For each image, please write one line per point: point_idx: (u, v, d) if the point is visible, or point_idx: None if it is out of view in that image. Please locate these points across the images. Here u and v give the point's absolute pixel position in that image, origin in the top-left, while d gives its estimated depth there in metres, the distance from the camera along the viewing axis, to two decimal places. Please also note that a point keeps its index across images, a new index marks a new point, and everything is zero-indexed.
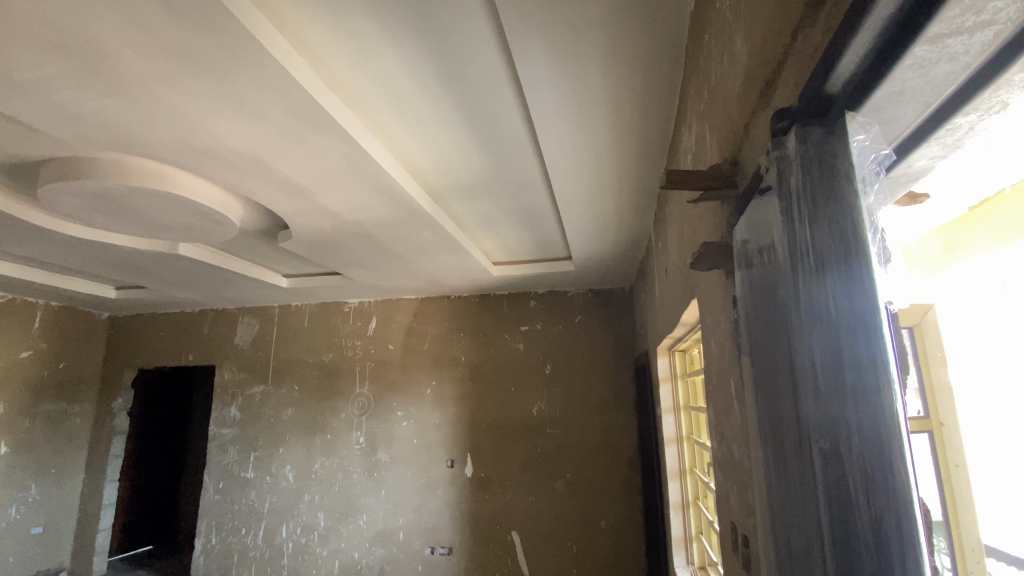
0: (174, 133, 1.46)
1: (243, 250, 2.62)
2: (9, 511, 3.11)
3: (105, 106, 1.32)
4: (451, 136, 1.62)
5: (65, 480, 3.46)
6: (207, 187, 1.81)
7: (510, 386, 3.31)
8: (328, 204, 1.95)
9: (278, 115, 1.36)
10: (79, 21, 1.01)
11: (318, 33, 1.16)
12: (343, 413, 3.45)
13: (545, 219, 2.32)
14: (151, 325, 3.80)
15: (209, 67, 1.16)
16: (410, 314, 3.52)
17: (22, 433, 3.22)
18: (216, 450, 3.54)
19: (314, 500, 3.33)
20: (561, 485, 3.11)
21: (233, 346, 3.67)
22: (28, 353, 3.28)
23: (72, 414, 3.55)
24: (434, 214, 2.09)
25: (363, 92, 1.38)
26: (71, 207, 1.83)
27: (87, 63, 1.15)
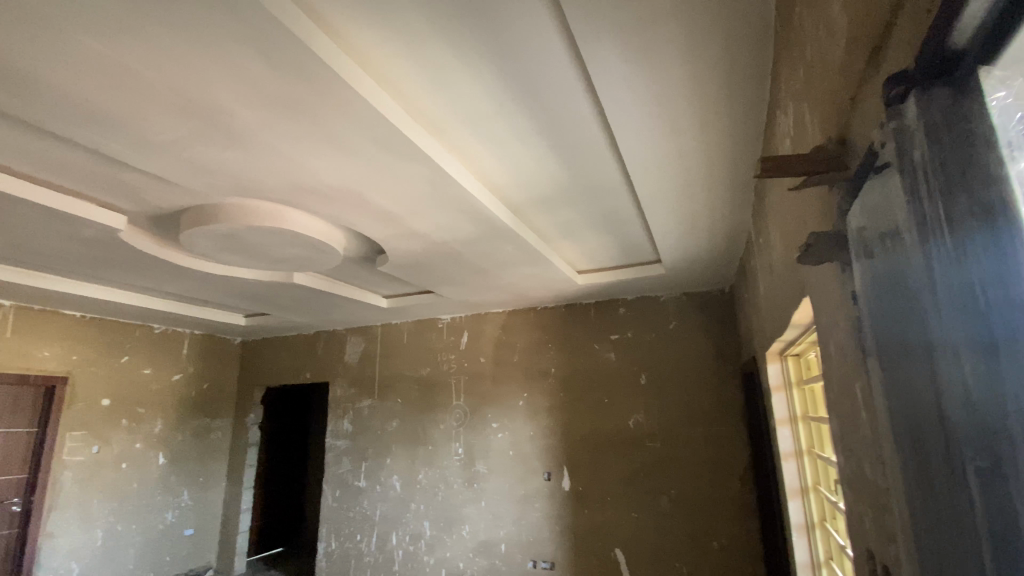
0: (282, 174, 1.63)
1: (345, 275, 2.84)
2: (166, 515, 3.61)
3: (226, 157, 1.51)
4: (527, 150, 1.63)
5: (210, 487, 3.96)
6: (312, 220, 1.99)
7: (603, 398, 3.22)
8: (417, 227, 2.05)
9: (367, 148, 1.46)
10: (199, 84, 1.17)
11: (398, 67, 1.23)
12: (442, 425, 3.58)
13: (630, 222, 2.24)
14: (275, 347, 4.24)
15: (305, 110, 1.28)
16: (499, 327, 3.58)
17: (176, 445, 3.74)
18: (332, 460, 3.84)
19: (419, 509, 3.48)
20: (665, 501, 2.96)
21: (342, 363, 3.98)
22: (179, 375, 3.82)
23: (214, 427, 4.06)
24: (516, 227, 2.11)
25: (441, 116, 1.43)
26: (206, 248, 2.12)
27: (209, 121, 1.32)
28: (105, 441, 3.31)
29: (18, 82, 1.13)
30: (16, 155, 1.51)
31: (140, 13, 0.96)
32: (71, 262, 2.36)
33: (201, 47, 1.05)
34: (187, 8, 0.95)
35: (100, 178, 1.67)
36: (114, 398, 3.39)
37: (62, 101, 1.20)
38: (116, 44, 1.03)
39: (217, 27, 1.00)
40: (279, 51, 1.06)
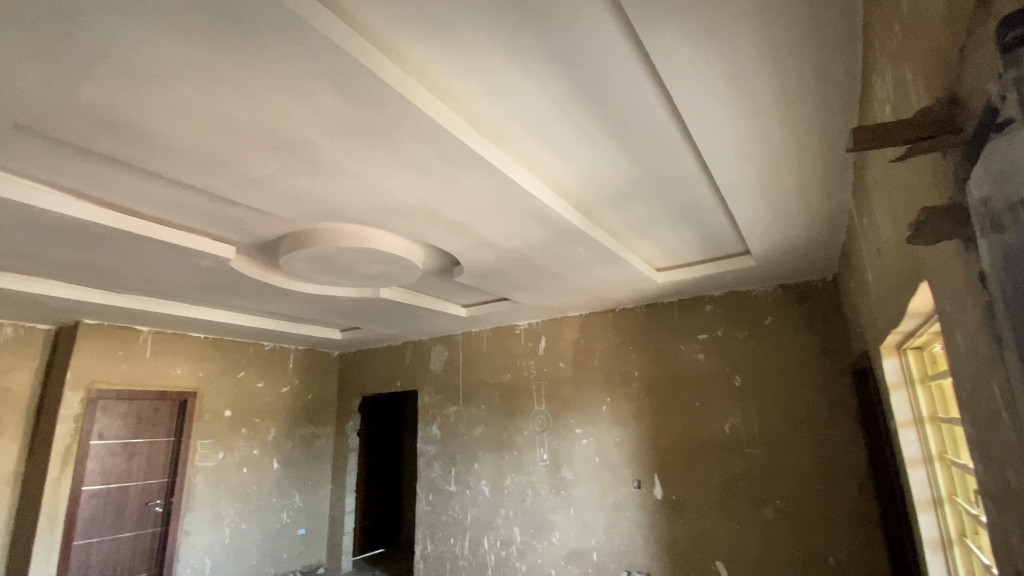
0: (362, 197, 1.74)
1: (426, 287, 2.96)
2: (282, 515, 3.97)
3: (313, 186, 1.64)
4: (593, 149, 1.60)
5: (318, 490, 4.30)
6: (392, 238, 2.10)
7: (694, 402, 3.05)
8: (489, 237, 2.09)
9: (437, 165, 1.52)
10: (283, 121, 1.28)
11: (461, 83, 1.27)
12: (526, 431, 3.59)
13: (710, 213, 2.11)
14: (367, 359, 4.51)
15: (377, 135, 1.35)
16: (578, 331, 3.53)
17: (288, 451, 4.11)
18: (424, 465, 4.00)
19: (509, 515, 3.51)
20: (770, 512, 2.73)
21: (428, 372, 4.15)
22: (287, 387, 4.19)
23: (319, 434, 4.40)
24: (588, 228, 2.08)
25: (506, 125, 1.45)
26: (302, 270, 2.31)
27: (296, 155, 1.44)
28: (228, 448, 3.71)
29: (141, 136, 1.31)
30: (145, 200, 1.75)
31: (230, 63, 1.07)
32: (193, 290, 2.69)
33: (282, 86, 1.15)
34: (269, 53, 1.04)
35: (210, 214, 1.88)
36: (235, 409, 3.80)
37: (178, 149, 1.38)
38: (213, 93, 1.16)
39: (295, 67, 1.09)
40: (352, 83, 1.14)
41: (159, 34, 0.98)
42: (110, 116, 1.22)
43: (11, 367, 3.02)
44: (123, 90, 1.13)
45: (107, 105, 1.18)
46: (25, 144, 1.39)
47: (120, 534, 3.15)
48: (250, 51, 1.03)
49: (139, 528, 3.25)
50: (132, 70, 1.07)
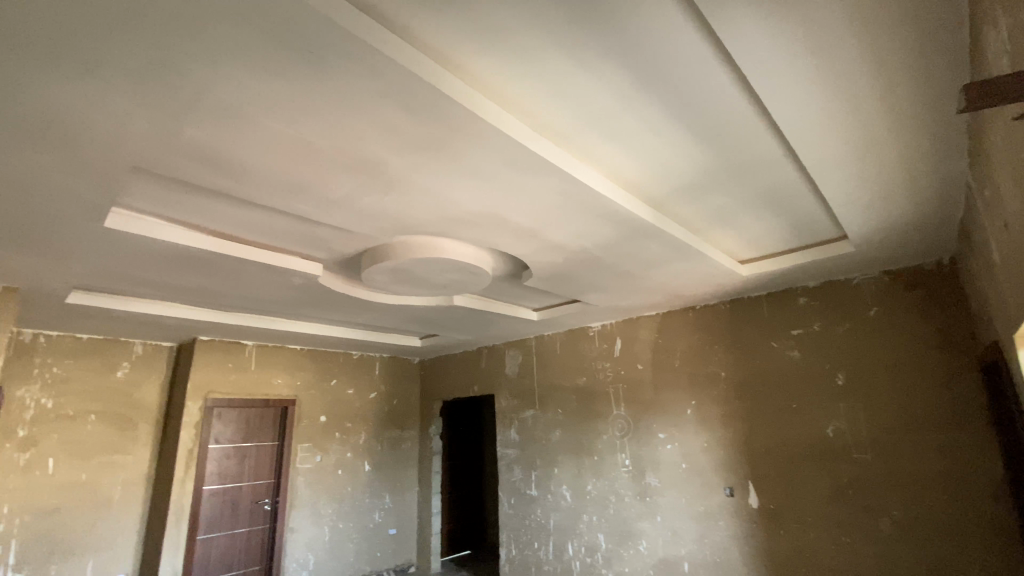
0: (431, 209, 1.79)
1: (497, 293, 3.01)
2: (374, 516, 4.20)
3: (385, 202, 1.72)
4: (660, 140, 1.53)
5: (406, 491, 4.49)
6: (461, 246, 2.15)
7: (790, 403, 2.81)
8: (555, 238, 2.07)
9: (501, 172, 1.53)
10: (355, 142, 1.35)
11: (519, 88, 1.27)
12: (605, 435, 3.51)
13: (796, 198, 1.94)
14: (446, 365, 4.66)
15: (441, 147, 1.39)
16: (656, 331, 3.40)
17: (377, 455, 4.34)
18: (505, 469, 4.04)
19: (592, 521, 3.44)
20: (886, 524, 2.45)
21: (504, 376, 4.19)
22: (374, 394, 4.43)
23: (405, 439, 4.60)
24: (659, 223, 1.99)
25: (567, 124, 1.43)
26: (381, 282, 2.43)
27: (369, 173, 1.52)
28: (325, 451, 3.99)
29: (233, 167, 1.45)
30: (241, 226, 1.94)
31: (303, 91, 1.15)
32: (287, 306, 2.93)
33: (350, 109, 1.21)
34: (338, 80, 1.11)
35: (298, 235, 2.04)
36: (329, 415, 4.08)
37: (266, 177, 1.51)
38: (293, 122, 1.26)
39: (361, 89, 1.14)
40: (415, 100, 1.18)
41: (244, 73, 1.08)
42: (207, 152, 1.37)
43: (143, 381, 3.48)
44: (215, 127, 1.26)
45: (204, 142, 1.32)
46: (143, 183, 1.59)
47: (236, 530, 3.50)
48: (320, 80, 1.11)
49: (251, 525, 3.59)
50: (221, 108, 1.19)
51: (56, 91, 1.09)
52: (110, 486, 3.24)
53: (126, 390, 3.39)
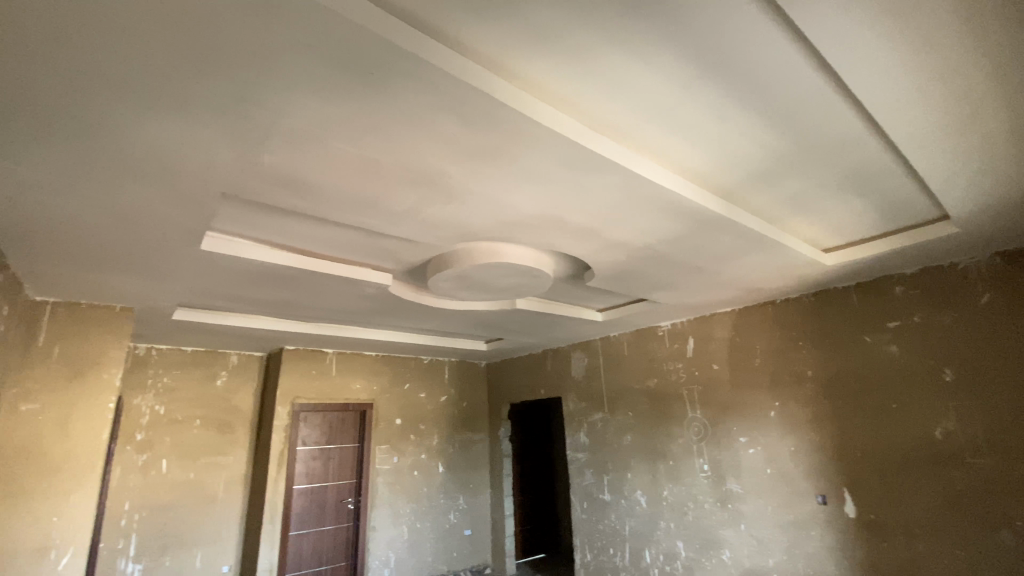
0: (491, 215, 1.81)
1: (560, 295, 2.99)
2: (449, 516, 4.30)
3: (446, 211, 1.76)
4: (727, 127, 1.44)
5: (479, 494, 4.56)
6: (521, 249, 2.16)
7: (889, 402, 2.55)
8: (618, 237, 2.02)
9: (558, 173, 1.52)
10: (415, 155, 1.40)
11: (572, 86, 1.25)
12: (681, 439, 3.38)
13: (885, 177, 1.76)
14: (513, 368, 4.69)
15: (498, 153, 1.40)
16: (731, 329, 3.22)
17: (450, 457, 4.45)
18: (576, 472, 3.99)
19: (670, 528, 3.32)
20: (1009, 538, 2.15)
21: (571, 379, 4.15)
22: (444, 398, 4.55)
23: (476, 441, 4.68)
24: (730, 214, 1.88)
25: (626, 119, 1.39)
26: (446, 289, 2.49)
27: (429, 184, 1.56)
28: (401, 453, 4.15)
29: (307, 188, 1.55)
30: (317, 242, 2.07)
31: (366, 111, 1.20)
32: (361, 315, 3.08)
33: (410, 124, 1.25)
34: (396, 97, 1.15)
35: (367, 247, 2.14)
36: (404, 419, 4.24)
37: (336, 194, 1.60)
38: (357, 141, 1.32)
39: (419, 104, 1.18)
40: (470, 109, 1.20)
41: (311, 99, 1.14)
42: (283, 175, 1.47)
43: (238, 388, 3.80)
44: (289, 151, 1.35)
45: (280, 166, 1.42)
46: (230, 208, 1.74)
47: (323, 527, 3.72)
48: (380, 98, 1.15)
49: (337, 523, 3.79)
50: (295, 134, 1.27)
51: (155, 131, 1.22)
52: (213, 485, 3.57)
53: (224, 397, 3.72)
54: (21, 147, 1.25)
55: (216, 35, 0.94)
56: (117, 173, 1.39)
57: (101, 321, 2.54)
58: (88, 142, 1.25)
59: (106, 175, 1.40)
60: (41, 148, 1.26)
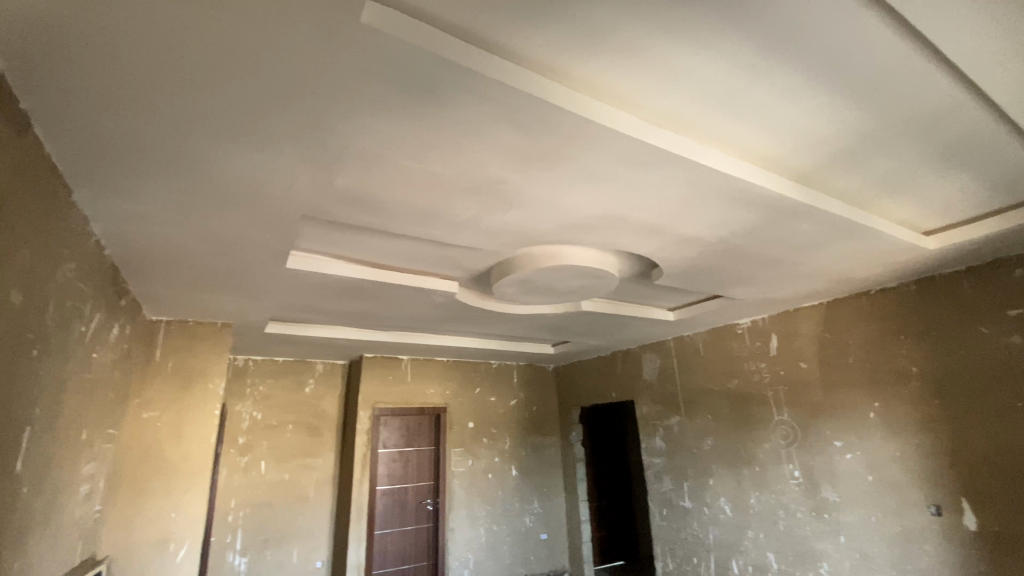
0: (552, 219, 1.81)
1: (628, 295, 2.92)
2: (525, 520, 4.33)
3: (507, 217, 1.78)
4: (800, 108, 1.34)
5: (554, 498, 4.55)
6: (584, 251, 2.13)
7: (1015, 402, 2.23)
8: (686, 232, 1.94)
9: (618, 171, 1.48)
10: (474, 165, 1.43)
11: (628, 82, 1.22)
12: (767, 443, 3.17)
13: (994, 146, 1.55)
14: (582, 371, 4.63)
15: (555, 156, 1.39)
16: (820, 324, 2.98)
17: (523, 461, 4.48)
18: (653, 478, 3.87)
19: (759, 538, 3.12)
20: None
21: (644, 381, 4.03)
22: (514, 401, 4.59)
23: (548, 445, 4.68)
24: (809, 200, 1.74)
25: (687, 109, 1.33)
26: (511, 294, 2.52)
27: (489, 192, 1.59)
28: (476, 456, 4.24)
29: (375, 204, 1.63)
30: (387, 255, 2.17)
31: (427, 127, 1.24)
32: (431, 322, 3.19)
33: (469, 136, 1.28)
34: (452, 110, 1.18)
35: (433, 257, 2.22)
36: (476, 423, 4.32)
37: (401, 208, 1.67)
38: (418, 156, 1.37)
39: (477, 115, 1.20)
40: (525, 114, 1.20)
41: (374, 119, 1.20)
42: (354, 194, 1.56)
43: (324, 395, 4.06)
44: (358, 171, 1.43)
45: (351, 186, 1.51)
46: (310, 228, 1.87)
47: (405, 527, 3.90)
48: (437, 113, 1.19)
49: (418, 523, 3.96)
50: (362, 154, 1.35)
51: (240, 161, 1.33)
52: (306, 485, 3.84)
53: (311, 403, 4.00)
54: (134, 184, 1.42)
55: (291, 69, 1.02)
56: (211, 202, 1.54)
57: (205, 336, 2.83)
58: (188, 176, 1.39)
59: (204, 205, 1.56)
60: (149, 184, 1.42)
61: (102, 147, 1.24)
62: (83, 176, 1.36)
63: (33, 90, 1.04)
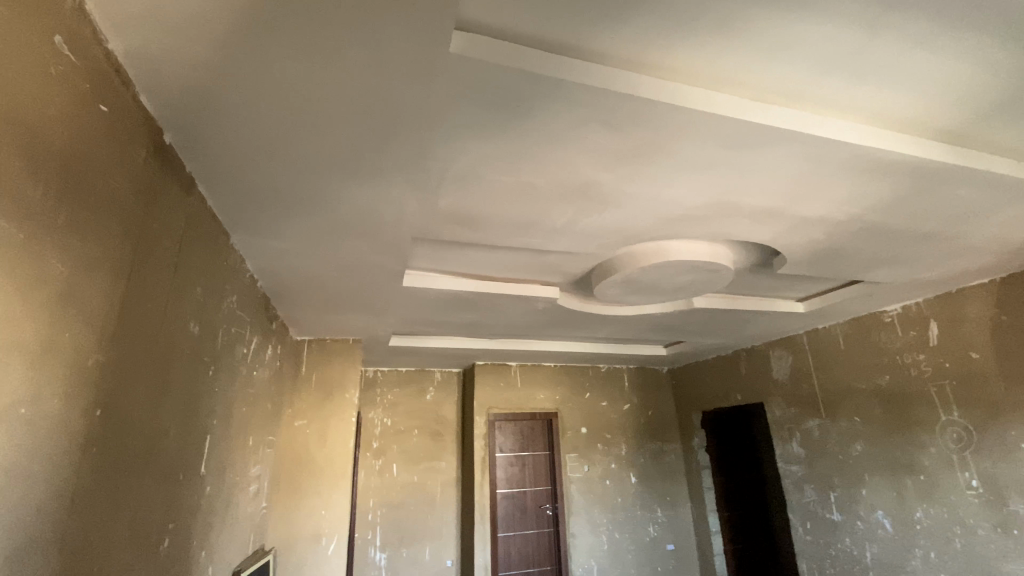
0: (653, 214, 1.74)
1: (746, 288, 2.69)
2: (649, 529, 4.18)
3: (605, 218, 1.75)
4: (941, 56, 1.14)
5: (678, 507, 4.35)
6: (691, 244, 2.02)
7: None
8: (808, 213, 1.75)
9: (721, 157, 1.39)
10: (566, 171, 1.43)
11: (724, 62, 1.13)
12: (932, 448, 2.71)
13: None
14: (701, 371, 4.37)
15: (649, 150, 1.34)
16: (995, 306, 2.48)
17: (642, 467, 4.34)
18: (792, 488, 3.51)
19: (930, 558, 2.67)
20: None
21: (773, 381, 3.68)
22: (629, 405, 4.46)
23: (668, 451, 4.48)
24: (965, 160, 1.47)
25: (796, 79, 1.20)
26: (616, 295, 2.46)
27: (585, 195, 1.58)
28: (592, 462, 4.19)
29: (474, 219, 1.70)
30: (491, 266, 2.25)
31: (517, 140, 1.27)
32: (538, 328, 3.23)
33: (559, 142, 1.29)
34: (540, 120, 1.19)
35: (535, 265, 2.25)
36: (591, 427, 4.27)
37: (500, 221, 1.72)
38: (511, 169, 1.41)
39: (566, 121, 1.20)
40: (613, 113, 1.18)
41: (468, 141, 1.26)
42: (455, 212, 1.64)
43: (444, 402, 4.31)
44: (458, 190, 1.50)
45: (452, 205, 1.59)
46: (419, 247, 2.01)
47: (526, 532, 4.08)
48: (526, 125, 1.21)
49: (539, 528, 4.10)
50: (460, 175, 1.42)
51: (356, 194, 1.48)
52: (433, 487, 4.09)
53: (433, 410, 4.27)
54: (276, 224, 1.65)
55: (390, 105, 1.11)
56: (336, 233, 1.73)
57: (340, 352, 3.16)
58: (317, 212, 1.58)
59: (329, 236, 1.75)
60: (287, 222, 1.64)
61: (249, 195, 1.46)
62: (236, 221, 1.61)
63: (194, 155, 1.25)
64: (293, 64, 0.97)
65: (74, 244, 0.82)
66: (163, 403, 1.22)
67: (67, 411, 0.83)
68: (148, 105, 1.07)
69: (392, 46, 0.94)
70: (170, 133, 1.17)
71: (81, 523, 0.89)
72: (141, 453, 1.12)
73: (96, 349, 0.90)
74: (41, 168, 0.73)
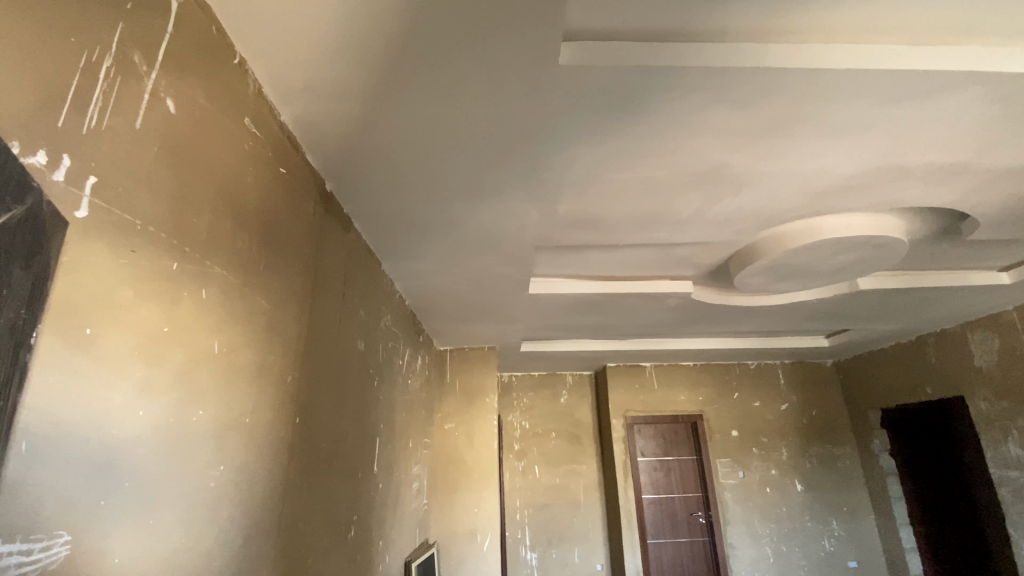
0: (796, 191, 1.57)
1: (926, 261, 2.27)
2: (824, 543, 3.73)
3: (740, 203, 1.62)
4: None
5: (859, 519, 3.81)
6: (848, 218, 1.77)
7: None
8: (1005, 164, 1.43)
9: (877, 115, 1.20)
10: (691, 158, 1.36)
11: (872, 8, 0.98)
12: None
13: None
14: (875, 363, 3.78)
15: (784, 123, 1.22)
16: None
17: (809, 473, 3.88)
18: (1012, 496, 2.85)
19: None
20: None
21: (975, 369, 3.04)
22: (786, 404, 4.03)
23: (840, 455, 3.94)
24: None
25: (971, 8, 0.99)
26: (759, 284, 2.24)
27: (714, 180, 1.48)
28: (747, 467, 3.87)
29: (596, 221, 1.70)
30: (618, 266, 2.22)
31: (634, 136, 1.25)
32: (672, 325, 3.09)
33: (679, 130, 1.23)
34: (658, 111, 1.15)
35: (664, 260, 2.16)
36: (742, 430, 3.95)
37: (621, 219, 1.69)
38: (630, 166, 1.38)
39: (684, 107, 1.15)
40: (738, 88, 1.09)
41: (584, 145, 1.27)
42: (577, 216, 1.66)
43: (579, 405, 4.33)
44: (578, 194, 1.52)
45: (572, 210, 1.61)
46: (544, 254, 2.06)
47: (679, 539, 3.79)
48: (643, 119, 1.18)
49: (692, 536, 3.80)
50: (579, 179, 1.43)
51: (483, 212, 1.57)
52: (577, 489, 4.12)
53: (569, 413, 4.31)
54: (416, 248, 1.82)
55: (506, 124, 1.16)
56: (468, 250, 1.85)
57: (478, 359, 3.36)
58: (450, 233, 1.71)
59: (462, 253, 1.88)
60: (426, 246, 1.81)
61: (395, 226, 1.64)
62: (385, 250, 1.82)
63: (349, 198, 1.45)
64: (420, 102, 1.08)
65: (272, 282, 1.01)
66: (342, 411, 1.42)
67: (276, 419, 1.02)
68: (314, 161, 1.27)
69: (507, 68, 0.99)
70: (331, 182, 1.37)
71: (291, 511, 1.08)
72: (330, 452, 1.32)
73: (293, 368, 1.09)
74: (244, 225, 0.91)
